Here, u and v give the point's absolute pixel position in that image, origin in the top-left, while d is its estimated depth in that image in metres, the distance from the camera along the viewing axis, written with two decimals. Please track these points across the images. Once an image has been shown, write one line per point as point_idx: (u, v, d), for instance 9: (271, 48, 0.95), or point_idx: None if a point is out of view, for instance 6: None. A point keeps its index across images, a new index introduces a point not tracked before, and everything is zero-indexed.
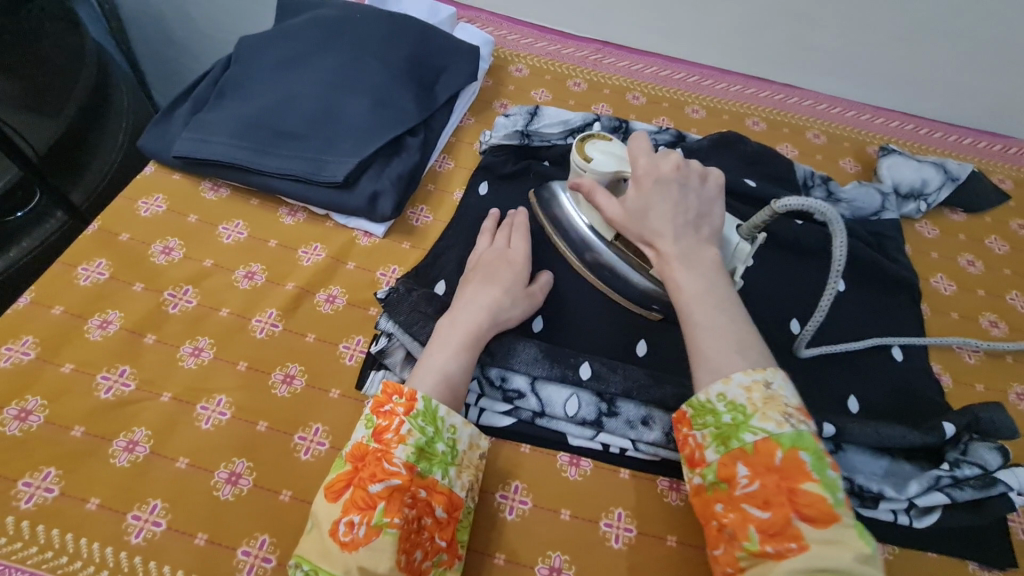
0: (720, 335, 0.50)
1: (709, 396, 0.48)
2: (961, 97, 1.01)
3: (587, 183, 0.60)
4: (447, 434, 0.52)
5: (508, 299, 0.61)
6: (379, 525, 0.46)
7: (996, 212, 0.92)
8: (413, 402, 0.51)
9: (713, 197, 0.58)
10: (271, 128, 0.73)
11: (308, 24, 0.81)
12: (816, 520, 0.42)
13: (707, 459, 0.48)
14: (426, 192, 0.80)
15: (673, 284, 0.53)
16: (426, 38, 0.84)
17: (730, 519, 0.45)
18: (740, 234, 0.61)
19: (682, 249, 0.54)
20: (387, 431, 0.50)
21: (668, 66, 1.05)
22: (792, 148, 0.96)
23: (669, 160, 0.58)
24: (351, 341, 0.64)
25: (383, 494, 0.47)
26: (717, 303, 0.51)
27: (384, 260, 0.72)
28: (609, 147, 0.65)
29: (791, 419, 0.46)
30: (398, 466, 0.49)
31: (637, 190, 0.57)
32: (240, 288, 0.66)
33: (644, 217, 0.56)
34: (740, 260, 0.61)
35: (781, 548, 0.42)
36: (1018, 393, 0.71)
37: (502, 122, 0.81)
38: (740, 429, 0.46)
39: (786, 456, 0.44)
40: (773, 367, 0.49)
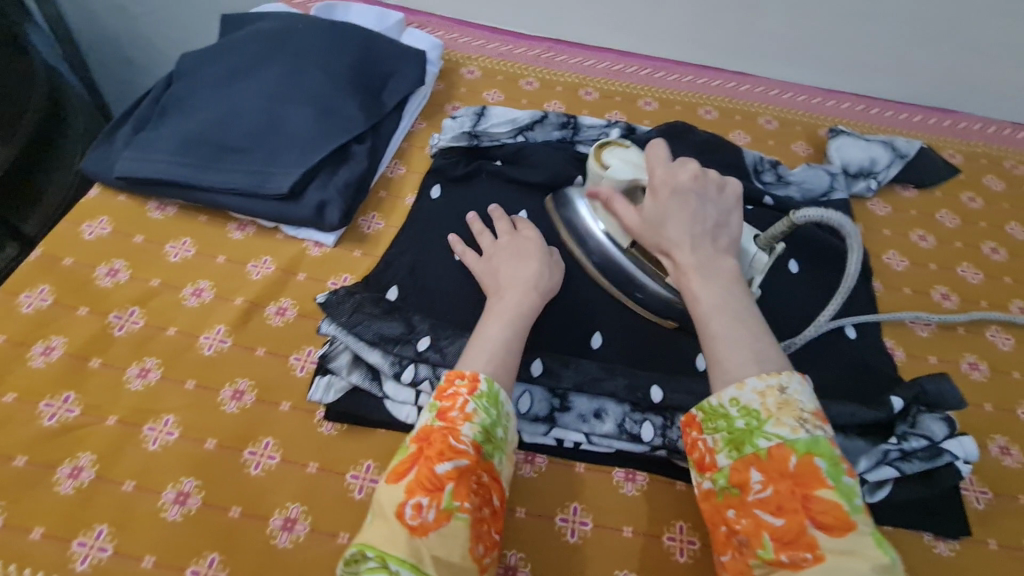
0: (738, 347, 0.48)
1: (721, 400, 0.48)
2: (906, 76, 1.02)
3: (605, 191, 0.61)
4: (505, 420, 0.51)
5: (546, 268, 0.63)
6: (449, 509, 0.44)
7: (946, 186, 0.93)
8: (476, 383, 0.51)
9: (732, 207, 0.57)
10: (214, 143, 0.73)
11: (249, 37, 0.81)
12: (831, 528, 0.42)
13: (719, 464, 0.48)
14: (378, 199, 0.79)
15: (690, 295, 0.52)
16: (370, 45, 0.84)
17: (743, 525, 0.45)
18: (758, 245, 0.61)
19: (700, 261, 0.53)
20: (451, 410, 0.49)
21: (619, 61, 1.05)
22: (744, 135, 0.96)
23: (687, 170, 0.57)
24: (301, 353, 0.64)
25: (451, 476, 0.46)
26: (735, 315, 0.50)
27: (335, 269, 0.71)
28: (627, 155, 0.63)
29: (806, 424, 0.45)
30: (465, 445, 0.48)
31: (654, 199, 0.56)
32: (187, 306, 0.66)
33: (661, 227, 0.55)
34: (757, 270, 0.61)
35: (796, 558, 0.42)
36: (970, 363, 0.72)
37: (449, 125, 0.82)
38: (753, 435, 0.46)
39: (800, 462, 0.44)
40: (788, 372, 0.48)
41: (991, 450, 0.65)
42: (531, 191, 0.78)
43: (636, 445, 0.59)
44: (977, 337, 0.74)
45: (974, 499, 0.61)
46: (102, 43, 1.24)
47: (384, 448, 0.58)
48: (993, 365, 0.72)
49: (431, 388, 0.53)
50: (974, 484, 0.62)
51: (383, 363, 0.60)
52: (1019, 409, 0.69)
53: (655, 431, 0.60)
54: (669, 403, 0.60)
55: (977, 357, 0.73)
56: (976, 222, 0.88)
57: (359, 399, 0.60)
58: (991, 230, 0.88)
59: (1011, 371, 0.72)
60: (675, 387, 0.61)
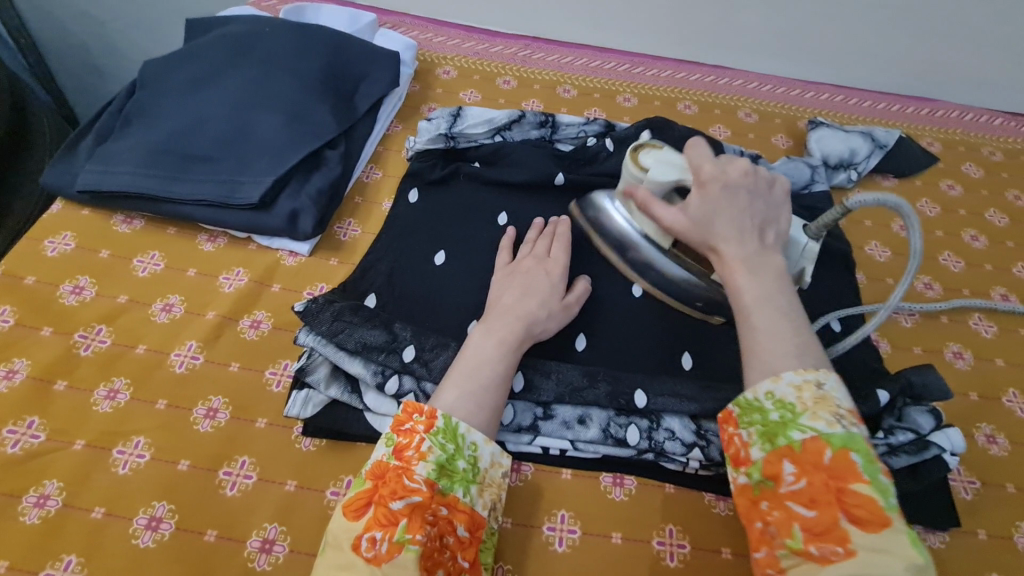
0: (780, 340, 0.48)
1: (756, 394, 0.47)
2: (881, 65, 1.03)
3: (642, 193, 0.58)
4: (468, 451, 0.50)
5: (544, 311, 0.60)
6: (402, 542, 0.43)
7: (926, 175, 0.93)
8: (433, 420, 0.50)
9: (783, 207, 0.56)
10: (180, 153, 0.70)
11: (216, 42, 0.79)
12: (865, 523, 0.40)
13: (753, 458, 0.47)
14: (354, 206, 0.78)
15: (732, 287, 0.51)
16: (341, 47, 0.82)
17: (774, 517, 0.44)
18: (808, 233, 0.59)
19: (746, 253, 0.52)
20: (408, 448, 0.49)
21: (596, 57, 1.04)
22: (724, 129, 0.95)
23: (737, 166, 0.55)
24: (278, 366, 0.62)
25: (404, 510, 0.45)
26: (778, 308, 0.49)
27: (311, 279, 0.70)
28: (665, 156, 0.59)
29: (842, 420, 0.44)
30: (418, 482, 0.47)
31: (702, 194, 0.55)
32: (157, 322, 0.64)
33: (707, 222, 0.53)
34: (808, 260, 0.59)
35: (826, 551, 0.40)
36: (954, 352, 0.72)
37: (424, 127, 0.80)
38: (788, 427, 0.45)
39: (835, 456, 0.43)
40: (827, 369, 0.47)
41: (978, 440, 0.65)
42: (511, 192, 0.77)
43: (623, 449, 0.58)
44: (961, 325, 0.74)
45: (962, 489, 0.61)
46: (68, 51, 1.20)
47: (362, 461, 0.56)
48: (977, 353, 0.72)
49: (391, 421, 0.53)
50: (962, 474, 0.62)
51: (365, 374, 0.57)
52: (1004, 397, 0.69)
53: (641, 434, 0.59)
54: (652, 408, 0.59)
55: (961, 345, 0.73)
56: (957, 210, 0.88)
57: (339, 411, 0.58)
58: (971, 218, 0.88)
59: (995, 358, 0.72)
60: (660, 390, 0.60)
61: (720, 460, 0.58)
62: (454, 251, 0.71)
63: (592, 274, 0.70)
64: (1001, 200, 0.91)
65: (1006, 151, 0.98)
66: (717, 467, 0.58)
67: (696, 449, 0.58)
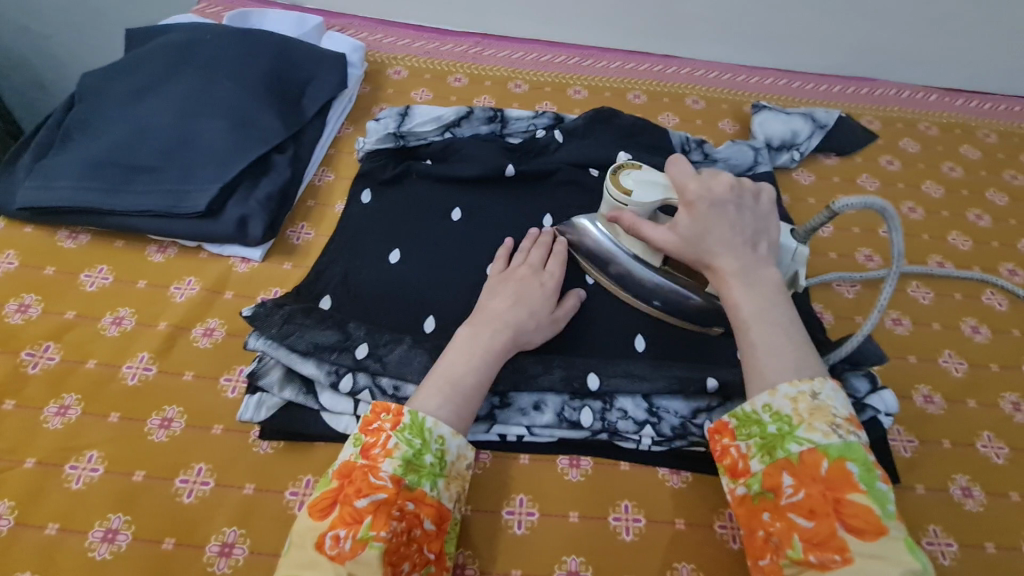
0: (779, 354, 0.49)
1: (754, 406, 0.49)
2: (820, 47, 1.06)
3: (627, 218, 0.59)
4: (435, 445, 0.50)
5: (533, 324, 0.61)
6: (365, 539, 0.44)
7: (866, 152, 0.96)
8: (399, 418, 0.51)
9: (772, 216, 0.56)
10: (123, 166, 0.70)
11: (156, 51, 0.78)
12: (862, 531, 0.42)
13: (753, 470, 0.49)
14: (307, 209, 0.78)
15: (728, 303, 0.52)
16: (285, 51, 0.82)
17: (776, 528, 0.45)
18: (796, 238, 0.58)
19: (740, 268, 0.52)
20: (375, 446, 0.49)
21: (546, 51, 1.05)
22: (672, 116, 0.98)
23: (721, 180, 0.56)
24: (233, 373, 0.62)
25: (368, 507, 0.46)
26: (773, 321, 0.50)
27: (264, 284, 0.70)
28: (645, 176, 0.61)
29: (839, 429, 0.46)
30: (384, 479, 0.47)
31: (690, 213, 0.55)
32: (107, 336, 0.63)
33: (700, 240, 0.54)
34: (800, 263, 0.58)
35: (825, 558, 0.42)
36: (894, 319, 0.75)
37: (372, 127, 0.81)
38: (786, 440, 0.47)
39: (832, 466, 0.44)
40: (823, 378, 0.48)
41: (917, 400, 0.68)
42: (463, 187, 0.78)
43: (577, 431, 0.60)
44: (900, 293, 0.78)
45: (902, 448, 0.64)
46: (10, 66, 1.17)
47: (320, 461, 0.57)
48: (915, 319, 0.76)
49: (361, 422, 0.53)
50: (902, 433, 0.66)
51: (319, 374, 0.58)
52: (940, 358, 0.72)
53: (595, 416, 0.60)
54: (605, 391, 0.60)
55: (900, 313, 0.76)
56: (895, 184, 0.92)
57: (295, 413, 0.58)
58: (909, 190, 0.92)
59: (931, 323, 0.75)
60: (612, 372, 0.61)
61: (671, 435, 0.60)
62: (408, 249, 0.72)
63: None
64: (937, 172, 0.95)
65: (942, 125, 1.02)
66: (669, 442, 0.60)
67: (648, 425, 0.60)
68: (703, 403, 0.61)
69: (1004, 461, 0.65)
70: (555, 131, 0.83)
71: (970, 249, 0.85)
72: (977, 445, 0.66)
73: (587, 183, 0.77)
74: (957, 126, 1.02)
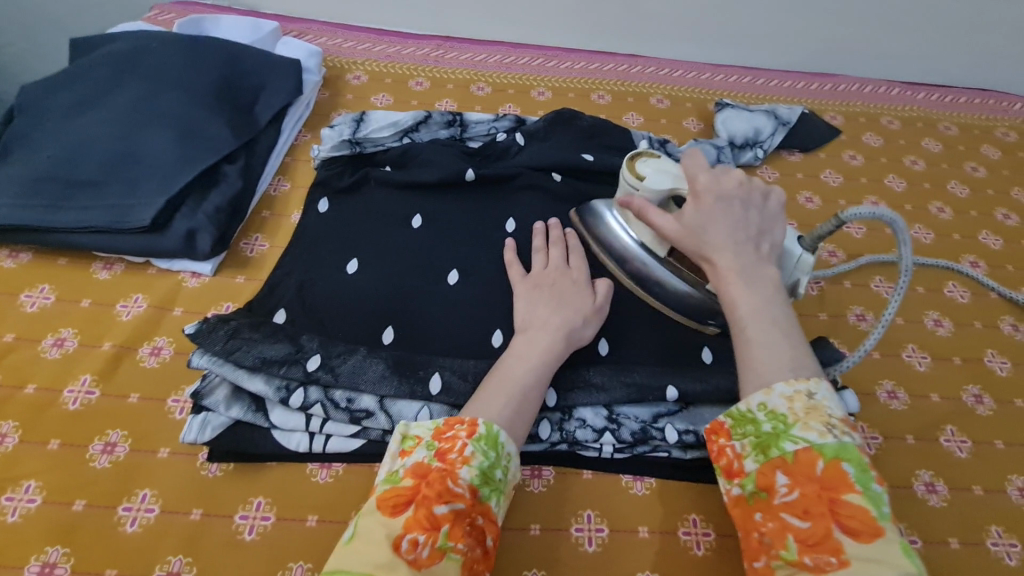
0: (776, 354, 0.47)
1: (749, 405, 0.47)
2: (783, 42, 1.06)
3: (638, 201, 0.55)
4: (505, 461, 0.49)
5: (581, 317, 0.60)
6: (444, 549, 0.42)
7: (830, 147, 0.96)
8: (475, 426, 0.49)
9: (777, 216, 0.54)
10: (64, 180, 0.67)
11: (100, 61, 0.76)
12: (858, 534, 0.40)
13: (747, 469, 0.47)
14: (261, 220, 0.76)
15: (727, 298, 0.50)
16: (236, 59, 0.80)
17: (769, 528, 0.44)
18: (803, 245, 0.56)
19: (741, 266, 0.50)
20: (451, 452, 0.47)
21: (510, 53, 1.04)
22: (637, 116, 0.97)
23: (732, 177, 0.54)
24: (181, 394, 0.60)
25: (448, 516, 0.43)
26: (772, 321, 0.48)
27: (215, 299, 0.67)
28: (663, 165, 0.58)
29: (834, 429, 0.44)
30: (462, 487, 0.45)
31: (697, 205, 0.53)
32: (48, 359, 0.61)
33: (703, 233, 0.52)
34: (802, 272, 0.56)
35: (820, 561, 0.40)
36: (858, 315, 0.75)
37: (327, 134, 0.78)
38: (780, 438, 0.45)
39: (828, 466, 0.43)
40: (818, 378, 0.46)
41: (881, 396, 0.68)
42: (422, 193, 0.76)
43: (535, 444, 0.59)
44: (864, 289, 0.78)
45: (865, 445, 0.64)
46: None
47: (272, 482, 0.55)
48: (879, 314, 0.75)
49: (429, 423, 0.51)
50: (866, 431, 0.65)
51: (267, 390, 0.56)
52: (903, 352, 0.72)
53: (553, 427, 0.59)
54: (564, 403, 0.59)
55: (863, 308, 0.76)
56: (858, 178, 0.92)
57: (243, 432, 0.56)
58: (872, 185, 0.92)
59: (894, 317, 0.75)
60: (569, 384, 0.60)
61: (631, 441, 0.59)
62: (365, 258, 0.70)
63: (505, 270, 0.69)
64: (900, 166, 0.95)
65: (904, 119, 1.02)
66: (631, 448, 0.59)
67: (607, 433, 0.59)
68: (663, 408, 0.60)
69: (967, 454, 0.65)
70: (516, 134, 0.82)
71: (932, 242, 0.85)
72: (940, 439, 0.66)
73: (549, 186, 0.76)
74: (919, 120, 1.02)
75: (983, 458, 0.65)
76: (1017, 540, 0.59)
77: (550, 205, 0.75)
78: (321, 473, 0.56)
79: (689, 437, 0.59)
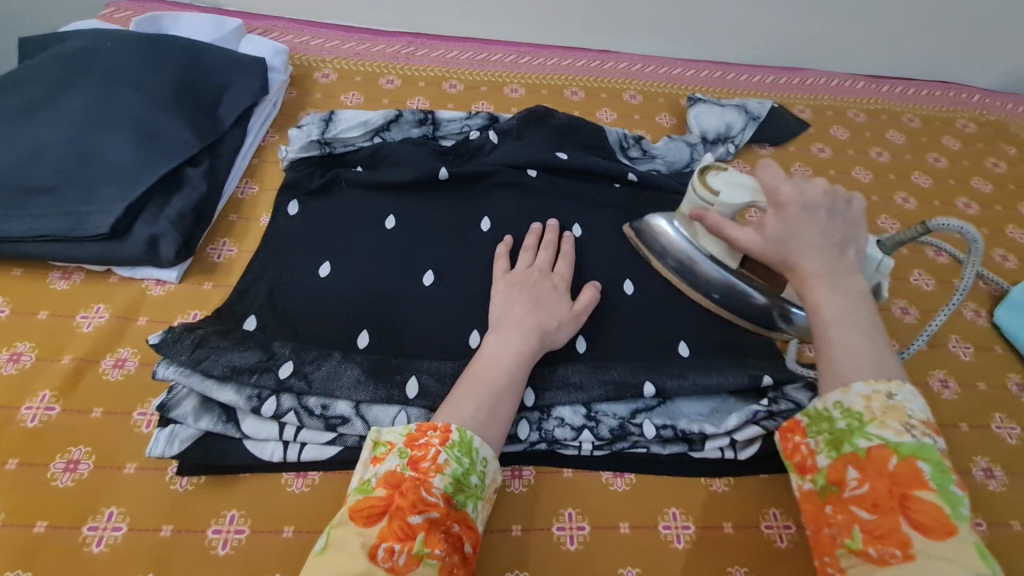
0: (862, 358, 0.46)
1: (825, 403, 0.46)
2: (751, 37, 1.08)
3: (713, 218, 0.55)
4: (480, 466, 0.48)
5: (556, 322, 0.60)
6: (421, 555, 0.41)
7: (799, 140, 0.98)
8: (448, 433, 0.48)
9: (861, 219, 0.52)
10: (15, 186, 0.64)
11: (51, 61, 0.73)
12: (928, 530, 0.39)
13: (819, 464, 0.46)
14: (228, 224, 0.74)
15: (809, 302, 0.49)
16: (197, 59, 0.77)
17: (837, 520, 0.43)
18: (883, 248, 0.53)
19: (828, 271, 0.49)
20: (423, 460, 0.46)
21: (482, 50, 1.03)
22: (610, 112, 0.97)
23: (816, 185, 0.52)
24: (147, 407, 0.58)
25: (423, 525, 0.43)
26: (859, 325, 0.47)
27: (181, 307, 0.65)
28: (734, 177, 0.56)
29: (913, 429, 0.43)
30: (437, 496, 0.45)
31: (779, 216, 0.51)
32: (3, 374, 0.58)
33: (787, 243, 0.50)
34: (883, 275, 0.53)
35: (884, 553, 0.40)
36: None
37: (295, 135, 0.76)
38: (854, 435, 0.44)
39: (902, 463, 0.42)
40: (901, 378, 0.45)
41: None
42: (395, 193, 0.74)
43: (514, 444, 0.59)
44: None
45: None
46: None
47: (244, 495, 0.54)
48: None
49: (399, 428, 0.50)
50: None
51: (238, 400, 0.55)
52: None
53: (532, 427, 0.59)
54: (541, 402, 0.59)
55: None
56: (826, 170, 0.94)
57: (213, 443, 0.55)
58: (840, 176, 0.94)
59: None
60: (547, 383, 0.60)
61: (610, 438, 0.59)
62: (337, 261, 0.69)
63: (480, 269, 0.69)
64: (865, 158, 0.97)
65: (869, 112, 1.05)
66: (610, 444, 0.59)
67: (586, 430, 0.59)
68: (641, 404, 0.61)
69: None
70: (489, 132, 0.81)
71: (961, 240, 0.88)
72: None
73: (523, 184, 0.75)
74: (884, 112, 1.05)
75: (949, 441, 0.67)
76: (982, 518, 0.61)
77: (525, 203, 0.74)
78: (296, 483, 0.55)
79: (666, 432, 0.59)
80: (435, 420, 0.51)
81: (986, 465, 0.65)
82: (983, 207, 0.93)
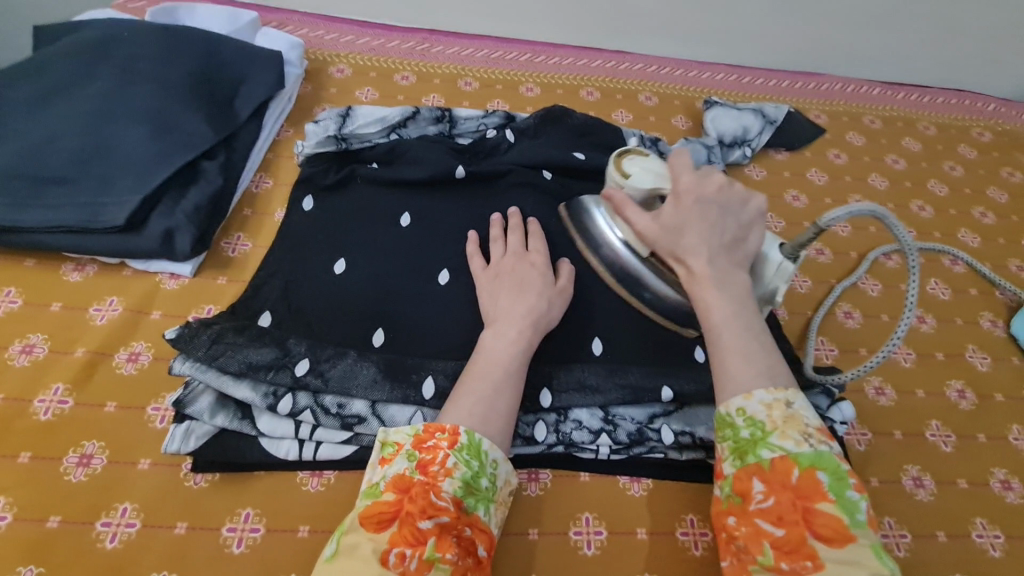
0: (751, 360, 0.47)
1: (728, 410, 0.46)
2: (767, 40, 1.07)
3: (619, 196, 0.53)
4: (490, 469, 0.48)
5: (544, 301, 0.59)
6: (432, 560, 0.41)
7: (815, 145, 0.97)
8: (457, 435, 0.47)
9: (756, 220, 0.52)
10: (29, 176, 0.63)
11: (67, 50, 0.72)
12: (831, 539, 0.40)
13: (725, 472, 0.46)
14: (242, 218, 0.73)
15: (700, 302, 0.49)
16: (214, 50, 0.77)
17: (742, 531, 0.43)
18: (782, 251, 0.53)
19: (713, 271, 0.49)
20: (432, 464, 0.46)
21: (497, 48, 1.02)
22: (626, 113, 0.96)
23: (714, 182, 0.52)
24: (161, 402, 0.57)
25: (433, 530, 0.42)
26: (746, 327, 0.48)
27: (195, 301, 0.65)
28: (648, 164, 0.57)
29: (810, 438, 0.43)
30: (446, 500, 0.44)
31: (676, 206, 0.51)
32: (15, 366, 0.58)
33: (679, 233, 0.50)
34: (780, 279, 0.52)
35: (795, 566, 0.40)
36: (844, 311, 0.76)
37: (312, 130, 0.76)
38: (758, 445, 0.44)
39: (803, 475, 0.42)
40: (794, 389, 0.46)
41: (869, 393, 0.69)
42: (410, 190, 0.74)
43: (532, 446, 0.58)
44: (851, 287, 0.79)
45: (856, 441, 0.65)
46: None
47: (260, 493, 0.53)
48: (864, 312, 0.77)
49: (406, 431, 0.49)
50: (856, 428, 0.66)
51: (255, 397, 0.54)
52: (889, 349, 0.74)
53: (549, 429, 0.58)
54: (558, 404, 0.59)
55: (850, 305, 0.77)
56: (842, 176, 0.94)
57: (228, 440, 0.54)
58: (855, 182, 0.93)
59: (880, 314, 0.77)
60: (565, 385, 0.60)
61: (628, 443, 0.58)
62: (353, 257, 0.68)
63: None
64: (882, 165, 0.97)
65: (885, 119, 1.04)
66: (627, 449, 0.59)
67: (603, 434, 0.58)
68: (659, 408, 0.60)
69: (951, 448, 0.66)
70: (505, 131, 0.80)
71: (976, 250, 0.87)
72: (926, 434, 0.67)
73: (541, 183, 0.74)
74: (900, 120, 1.04)
75: (967, 451, 0.66)
76: (1000, 531, 0.61)
77: (542, 203, 0.73)
78: (312, 481, 0.55)
79: (684, 438, 0.59)
80: (441, 420, 0.50)
81: (1003, 477, 0.65)
82: (999, 217, 0.92)
